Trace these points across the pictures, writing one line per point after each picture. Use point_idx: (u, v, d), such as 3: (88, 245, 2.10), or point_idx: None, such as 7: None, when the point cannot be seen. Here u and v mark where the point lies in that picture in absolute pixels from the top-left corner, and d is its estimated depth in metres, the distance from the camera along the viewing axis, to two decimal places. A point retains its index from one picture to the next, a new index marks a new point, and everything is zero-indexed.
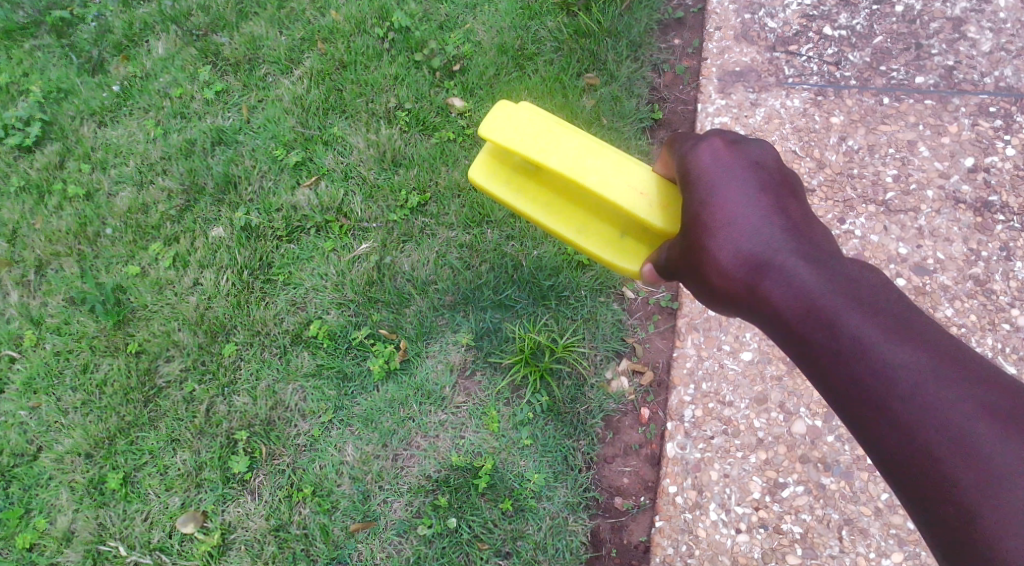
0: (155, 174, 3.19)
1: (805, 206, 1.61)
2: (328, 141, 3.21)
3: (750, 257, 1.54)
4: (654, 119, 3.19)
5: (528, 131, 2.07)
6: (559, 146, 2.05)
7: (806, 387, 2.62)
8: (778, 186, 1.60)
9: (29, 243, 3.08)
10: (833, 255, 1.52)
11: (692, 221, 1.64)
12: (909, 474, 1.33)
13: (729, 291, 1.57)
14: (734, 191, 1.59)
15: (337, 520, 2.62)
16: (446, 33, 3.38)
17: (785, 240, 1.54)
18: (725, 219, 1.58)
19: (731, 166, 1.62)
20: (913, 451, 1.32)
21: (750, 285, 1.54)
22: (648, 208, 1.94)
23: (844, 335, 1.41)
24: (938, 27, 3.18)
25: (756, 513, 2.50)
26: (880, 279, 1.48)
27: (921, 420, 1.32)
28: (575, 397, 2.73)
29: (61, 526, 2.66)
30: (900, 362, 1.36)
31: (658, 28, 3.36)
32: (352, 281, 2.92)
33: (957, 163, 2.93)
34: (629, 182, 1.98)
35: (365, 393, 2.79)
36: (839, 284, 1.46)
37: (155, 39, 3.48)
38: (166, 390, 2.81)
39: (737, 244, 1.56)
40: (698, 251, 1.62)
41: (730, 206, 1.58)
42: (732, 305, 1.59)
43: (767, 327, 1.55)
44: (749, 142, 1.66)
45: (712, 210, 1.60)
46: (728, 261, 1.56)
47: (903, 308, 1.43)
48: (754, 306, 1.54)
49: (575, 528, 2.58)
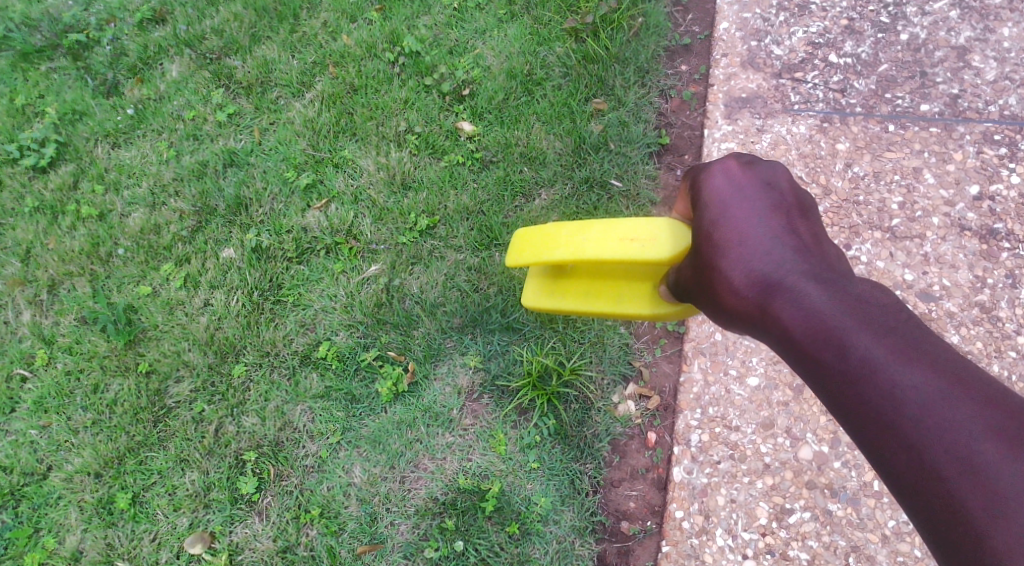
0: (168, 195, 3.23)
1: (816, 226, 1.63)
2: (339, 164, 3.24)
3: (759, 278, 1.56)
4: (660, 145, 3.21)
5: (533, 247, 2.12)
6: (558, 240, 2.04)
7: (812, 412, 2.63)
8: (790, 207, 1.62)
9: (42, 262, 3.12)
10: (844, 276, 1.54)
11: (702, 240, 1.66)
12: (917, 494, 1.34)
13: (740, 310, 1.59)
14: (745, 210, 1.62)
15: (345, 542, 2.62)
16: (456, 57, 3.42)
17: (796, 260, 1.56)
18: (737, 238, 1.60)
19: (743, 185, 1.64)
20: (922, 472, 1.34)
21: (760, 305, 1.56)
22: (644, 252, 1.87)
23: (854, 354, 1.42)
24: (943, 56, 3.21)
25: (763, 539, 2.50)
26: (891, 300, 1.49)
27: (930, 441, 1.34)
28: (582, 421, 2.75)
29: (70, 546, 2.67)
30: (910, 382, 1.37)
31: (665, 54, 3.40)
32: (361, 302, 2.94)
33: (962, 190, 2.95)
34: (626, 239, 1.91)
35: (373, 414, 2.80)
36: (849, 305, 1.48)
37: (169, 62, 3.54)
38: (176, 410, 2.83)
39: (747, 264, 1.58)
40: (709, 269, 1.64)
41: (742, 225, 1.61)
42: (741, 324, 1.61)
43: (777, 347, 1.56)
44: (760, 161, 1.66)
45: (723, 229, 1.62)
46: (738, 280, 1.58)
47: (913, 328, 1.44)
48: (763, 325, 1.56)
49: (582, 553, 2.57)
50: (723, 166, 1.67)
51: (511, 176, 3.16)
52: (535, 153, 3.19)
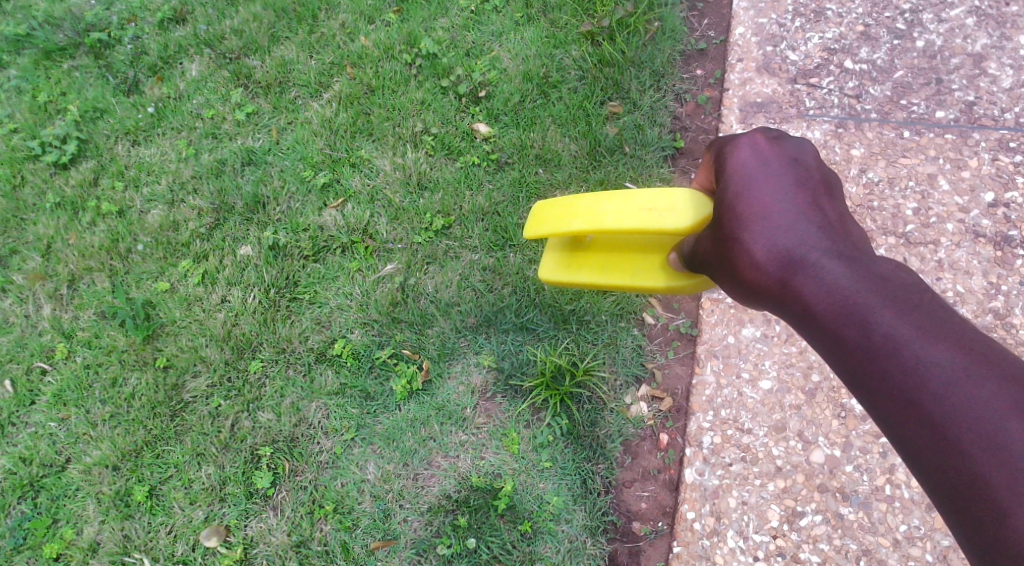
0: (187, 192, 3.27)
1: (840, 206, 1.63)
2: (355, 164, 3.28)
3: (783, 253, 1.56)
4: (675, 148, 3.23)
5: (553, 218, 2.17)
6: (579, 210, 2.08)
7: (824, 416, 2.64)
8: (816, 184, 1.62)
9: (63, 258, 3.16)
10: (867, 254, 1.55)
11: (725, 214, 1.65)
12: (938, 470, 1.36)
13: (761, 286, 1.59)
14: (771, 185, 1.60)
15: (358, 538, 2.64)
16: (472, 60, 3.45)
17: (820, 238, 1.56)
18: (761, 212, 1.60)
19: (770, 161, 1.63)
20: (944, 448, 1.35)
21: (782, 280, 1.56)
22: (663, 222, 1.88)
23: (877, 332, 1.44)
24: (959, 63, 3.22)
25: (774, 541, 2.51)
26: (914, 280, 1.50)
27: (954, 417, 1.35)
28: (595, 421, 2.76)
29: (87, 537, 2.70)
30: (934, 360, 1.39)
31: (680, 58, 3.42)
32: (377, 301, 2.97)
33: (977, 197, 2.95)
34: (645, 208, 1.93)
35: (386, 412, 2.82)
36: (872, 283, 1.49)
37: (189, 61, 3.58)
38: (193, 405, 2.86)
39: (771, 238, 1.57)
40: (731, 244, 1.64)
41: (767, 200, 1.60)
42: (761, 299, 1.61)
43: (796, 323, 1.57)
44: (788, 138, 1.66)
45: (748, 203, 1.61)
46: (761, 255, 1.58)
47: (937, 308, 1.46)
48: (784, 301, 1.57)
49: (593, 552, 2.59)
50: (751, 141, 1.65)
51: (526, 178, 3.18)
52: (550, 155, 3.21)
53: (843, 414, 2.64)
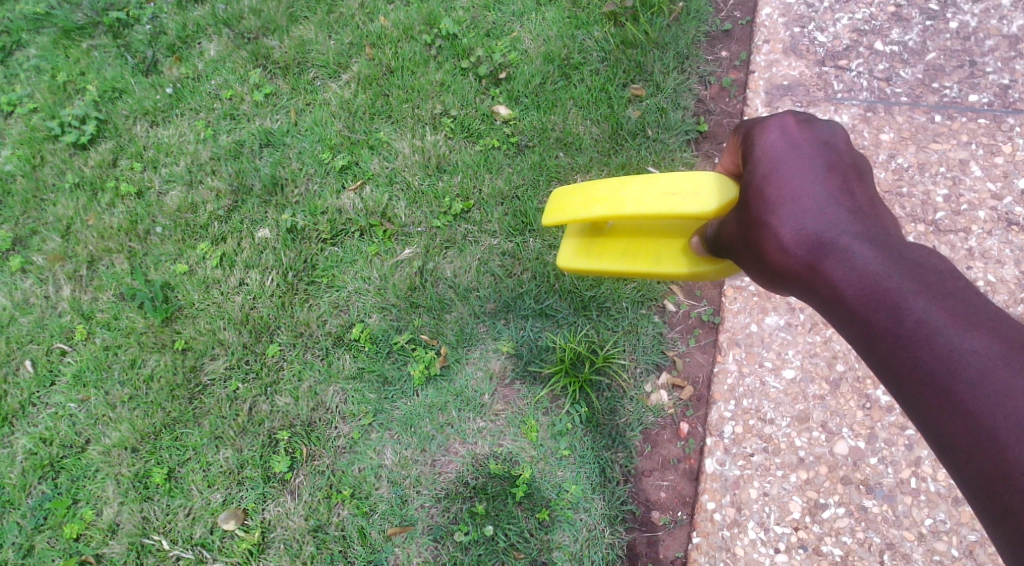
0: (205, 174, 3.25)
1: (871, 188, 1.56)
2: (374, 146, 3.24)
3: (812, 236, 1.50)
4: (699, 132, 3.17)
5: (572, 203, 2.13)
6: (599, 196, 2.05)
7: (849, 407, 2.59)
8: (847, 166, 1.55)
9: (82, 239, 3.16)
10: (898, 239, 1.49)
11: (751, 196, 1.59)
12: (971, 461, 1.32)
13: (787, 270, 1.53)
14: (801, 167, 1.54)
15: (375, 523, 2.63)
16: (493, 40, 3.39)
17: (851, 222, 1.50)
18: (790, 195, 1.53)
19: (799, 143, 1.56)
20: (978, 439, 1.31)
21: (810, 264, 1.50)
22: (686, 207, 1.84)
23: (909, 317, 1.40)
24: (994, 45, 3.12)
25: (796, 533, 2.47)
26: (948, 266, 1.45)
27: (989, 407, 1.31)
28: (614, 409, 2.73)
29: (107, 518, 2.71)
30: (969, 348, 1.35)
31: (705, 40, 3.34)
32: (395, 285, 2.96)
33: (1010, 184, 2.87)
34: (667, 193, 1.89)
35: (404, 397, 2.80)
36: (905, 268, 1.44)
37: (208, 41, 3.55)
38: (211, 387, 2.86)
39: (801, 222, 1.51)
40: (757, 227, 1.57)
41: (797, 182, 1.53)
42: (786, 283, 1.55)
43: (823, 308, 1.52)
44: (819, 119, 1.59)
45: (776, 185, 1.55)
46: (789, 238, 1.52)
47: (972, 295, 1.41)
48: (811, 286, 1.51)
49: (612, 541, 2.57)
50: (780, 122, 1.59)
51: (547, 162, 3.14)
52: (571, 138, 3.16)
53: (868, 405, 2.59)
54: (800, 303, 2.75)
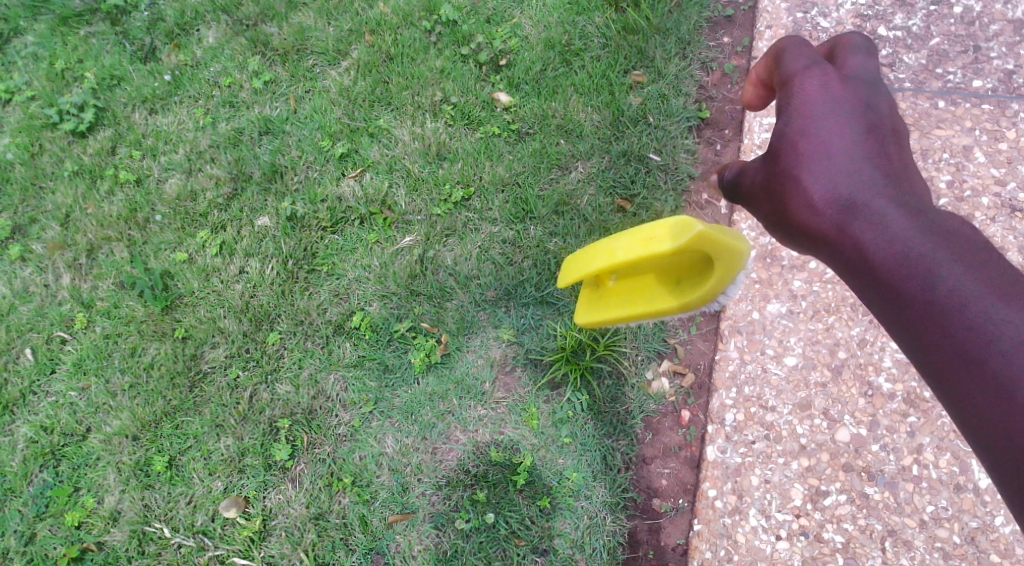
0: (204, 161, 3.24)
1: (908, 148, 1.45)
2: (374, 133, 3.23)
3: (842, 196, 1.40)
4: (700, 119, 3.15)
5: (565, 268, 2.00)
6: (587, 254, 1.91)
7: (850, 394, 2.59)
8: (884, 123, 1.43)
9: (81, 227, 3.15)
10: (935, 203, 1.38)
11: (778, 148, 1.47)
12: (1001, 442, 1.23)
13: (813, 231, 1.43)
14: (834, 120, 1.42)
15: (376, 511, 2.61)
16: (493, 27, 3.36)
17: (883, 182, 1.39)
18: (819, 148, 1.42)
19: (835, 92, 1.44)
20: (1014, 420, 1.21)
21: (837, 225, 1.40)
22: (660, 247, 1.66)
23: (942, 285, 1.30)
24: (998, 30, 3.10)
25: (797, 520, 2.47)
26: (986, 236, 1.34)
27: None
28: (615, 396, 2.72)
29: (109, 506, 2.71)
30: (1007, 320, 1.25)
31: (707, 26, 3.30)
32: (395, 273, 2.95)
33: (1014, 169, 2.85)
34: (648, 231, 1.71)
35: (405, 385, 2.80)
36: (941, 234, 1.33)
37: (206, 28, 3.52)
38: (211, 375, 2.85)
39: (829, 180, 1.41)
40: (782, 182, 1.47)
41: (828, 135, 1.42)
42: (811, 244, 1.45)
43: (848, 273, 1.42)
44: (859, 67, 1.46)
45: (805, 137, 1.43)
46: (816, 196, 1.42)
47: (1012, 267, 1.30)
48: (838, 248, 1.41)
49: (613, 528, 2.56)
50: (822, 72, 1.45)
51: (548, 149, 3.12)
52: (572, 125, 3.15)
53: (870, 393, 2.59)
54: (802, 291, 2.75)
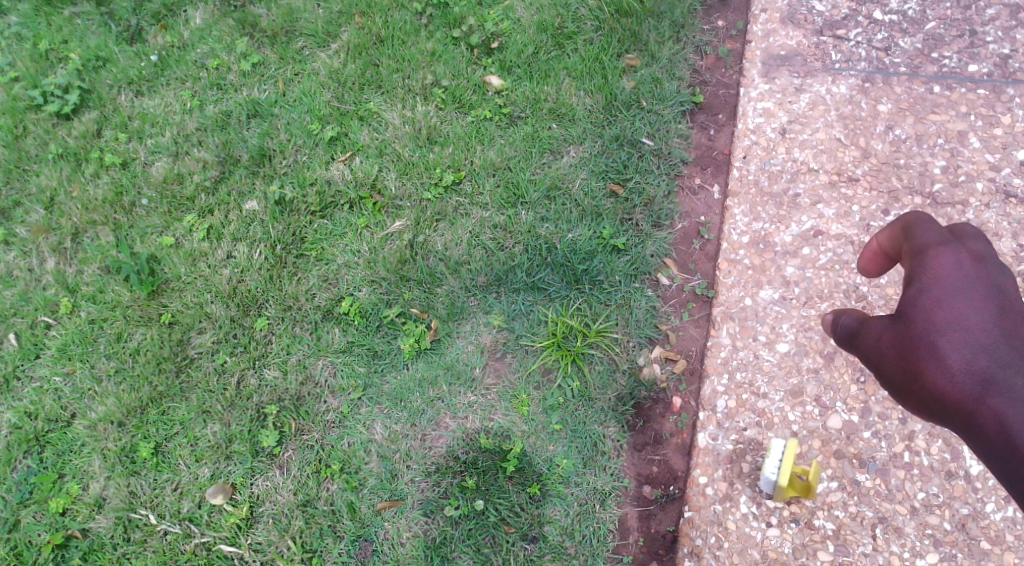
0: (192, 145, 3.20)
1: None
2: (364, 117, 3.19)
3: (987, 376, 1.23)
4: (694, 103, 3.11)
5: None
6: None
7: (843, 381, 2.58)
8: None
9: (66, 210, 3.10)
10: None
11: (912, 321, 1.33)
12: None
13: (949, 408, 1.26)
14: (975, 299, 1.28)
15: (365, 498, 2.58)
16: (486, 9, 3.32)
17: None
18: (960, 325, 1.27)
19: (975, 273, 1.31)
20: None
21: (979, 403, 1.22)
22: None
23: None
24: (994, 14, 3.06)
25: (788, 507, 2.46)
26: None
27: None
28: (606, 382, 2.69)
29: (94, 492, 2.67)
30: None
31: (701, 9, 3.26)
32: (385, 258, 2.91)
33: (1009, 155, 2.83)
34: None
35: (395, 371, 2.77)
36: None
37: (193, 9, 3.46)
38: (198, 361, 2.81)
39: (971, 357, 1.25)
40: (915, 353, 1.32)
41: (970, 312, 1.27)
42: (950, 421, 1.27)
43: (989, 461, 1.22)
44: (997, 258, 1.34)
45: (943, 313, 1.29)
46: (958, 373, 1.25)
47: None
48: (980, 435, 1.22)
49: (603, 515, 2.52)
50: (958, 252, 1.33)
51: (540, 133, 3.08)
52: (564, 109, 3.11)
53: (862, 379, 2.57)
54: (794, 277, 2.77)
